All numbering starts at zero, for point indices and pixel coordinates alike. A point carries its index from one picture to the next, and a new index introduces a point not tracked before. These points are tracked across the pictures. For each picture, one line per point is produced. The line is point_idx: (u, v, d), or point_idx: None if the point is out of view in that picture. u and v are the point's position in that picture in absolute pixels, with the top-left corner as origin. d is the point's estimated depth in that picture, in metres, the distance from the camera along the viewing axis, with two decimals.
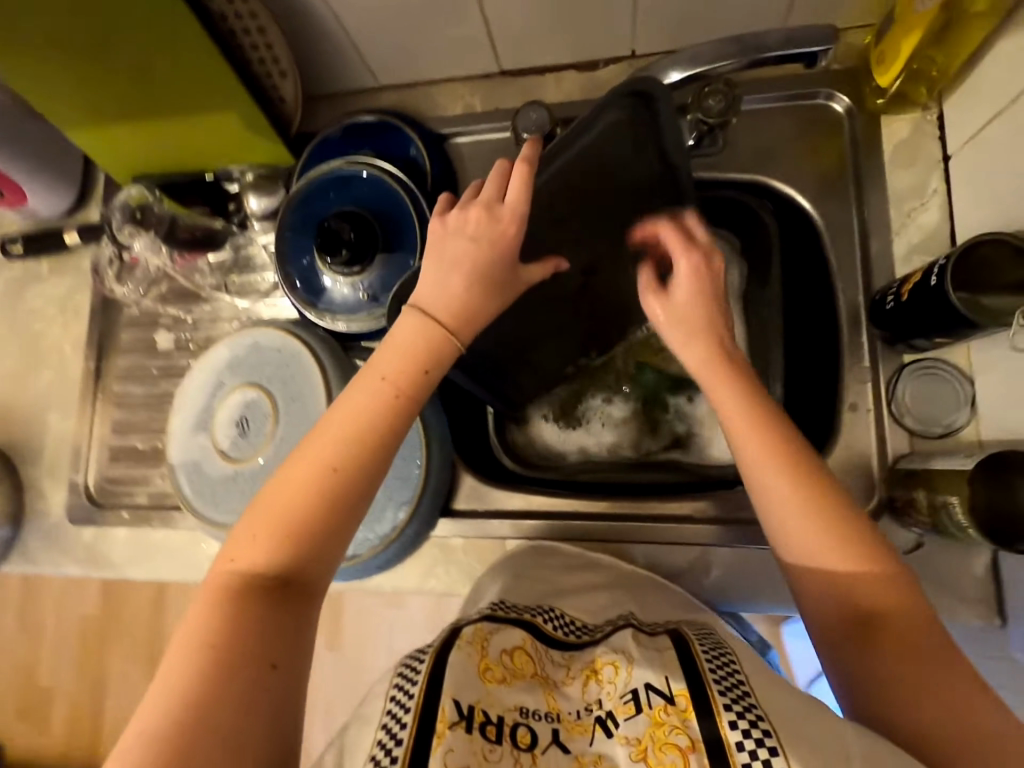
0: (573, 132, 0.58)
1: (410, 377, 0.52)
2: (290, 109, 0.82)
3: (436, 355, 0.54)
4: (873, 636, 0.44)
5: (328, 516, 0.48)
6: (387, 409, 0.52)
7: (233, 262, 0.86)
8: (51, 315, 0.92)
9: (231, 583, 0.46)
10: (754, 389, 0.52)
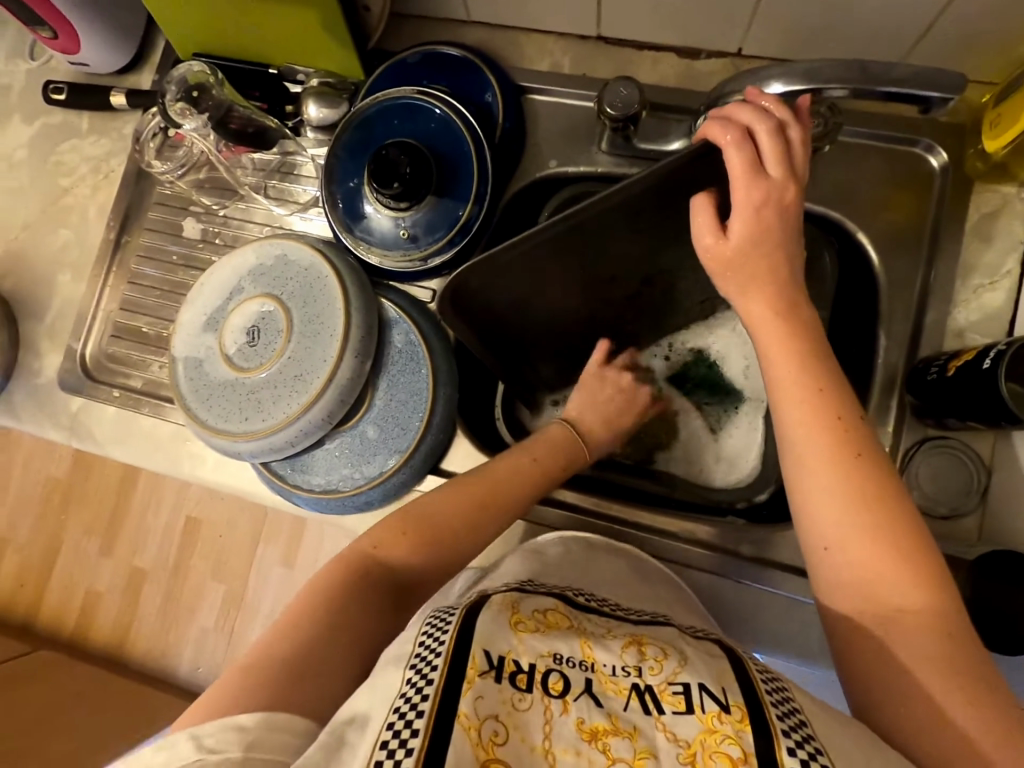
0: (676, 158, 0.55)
1: (551, 463, 0.67)
2: (374, 21, 0.78)
3: (566, 458, 0.69)
4: (894, 642, 0.46)
5: (474, 541, 0.61)
6: (535, 480, 0.65)
7: (278, 166, 0.83)
8: (81, 174, 0.89)
9: (363, 567, 0.56)
10: (839, 401, 0.51)
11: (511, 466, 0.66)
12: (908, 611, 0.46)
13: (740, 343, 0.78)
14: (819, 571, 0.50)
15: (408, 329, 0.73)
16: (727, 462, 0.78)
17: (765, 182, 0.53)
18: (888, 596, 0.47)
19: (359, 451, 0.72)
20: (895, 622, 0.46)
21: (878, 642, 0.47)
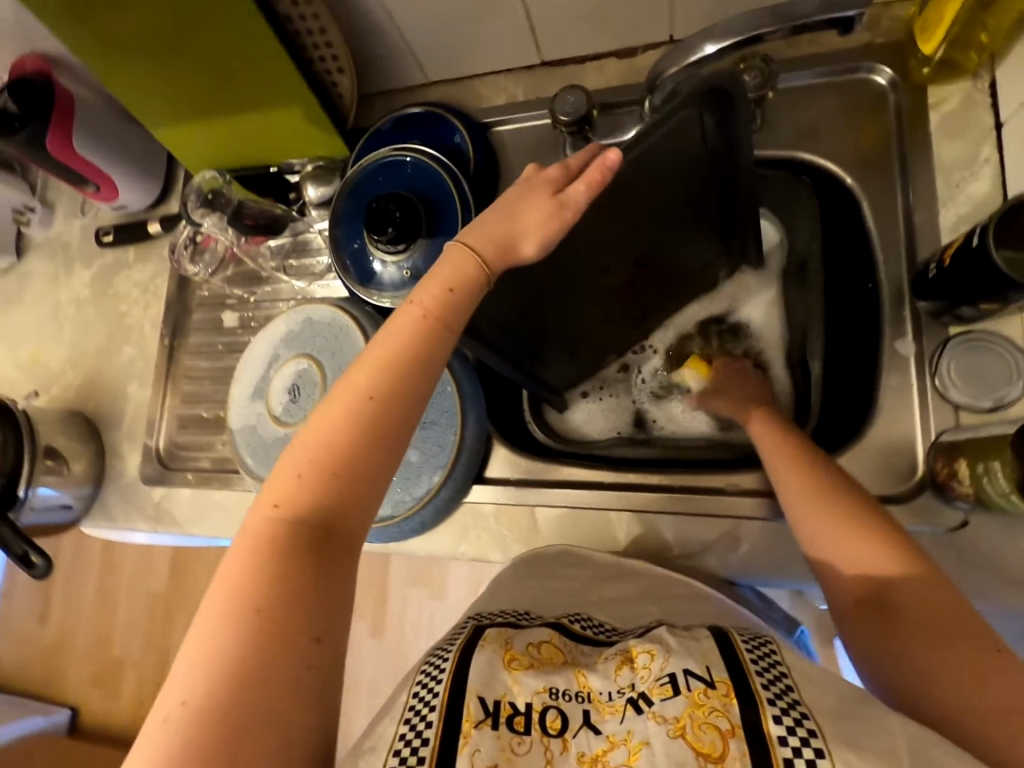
0: (650, 125, 0.53)
1: (438, 299, 0.55)
2: (347, 103, 0.88)
3: (461, 277, 0.56)
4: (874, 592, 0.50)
5: (385, 429, 0.52)
6: (427, 332, 0.55)
7: (292, 247, 0.94)
8: (135, 297, 1.03)
9: (275, 533, 0.48)
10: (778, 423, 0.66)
11: (388, 341, 0.55)
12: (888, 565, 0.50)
13: (743, 300, 0.81)
14: (813, 553, 0.54)
15: None
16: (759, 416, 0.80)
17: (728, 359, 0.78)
18: (868, 563, 0.51)
19: (403, 474, 0.75)
20: (884, 580, 0.50)
21: (870, 598, 0.50)
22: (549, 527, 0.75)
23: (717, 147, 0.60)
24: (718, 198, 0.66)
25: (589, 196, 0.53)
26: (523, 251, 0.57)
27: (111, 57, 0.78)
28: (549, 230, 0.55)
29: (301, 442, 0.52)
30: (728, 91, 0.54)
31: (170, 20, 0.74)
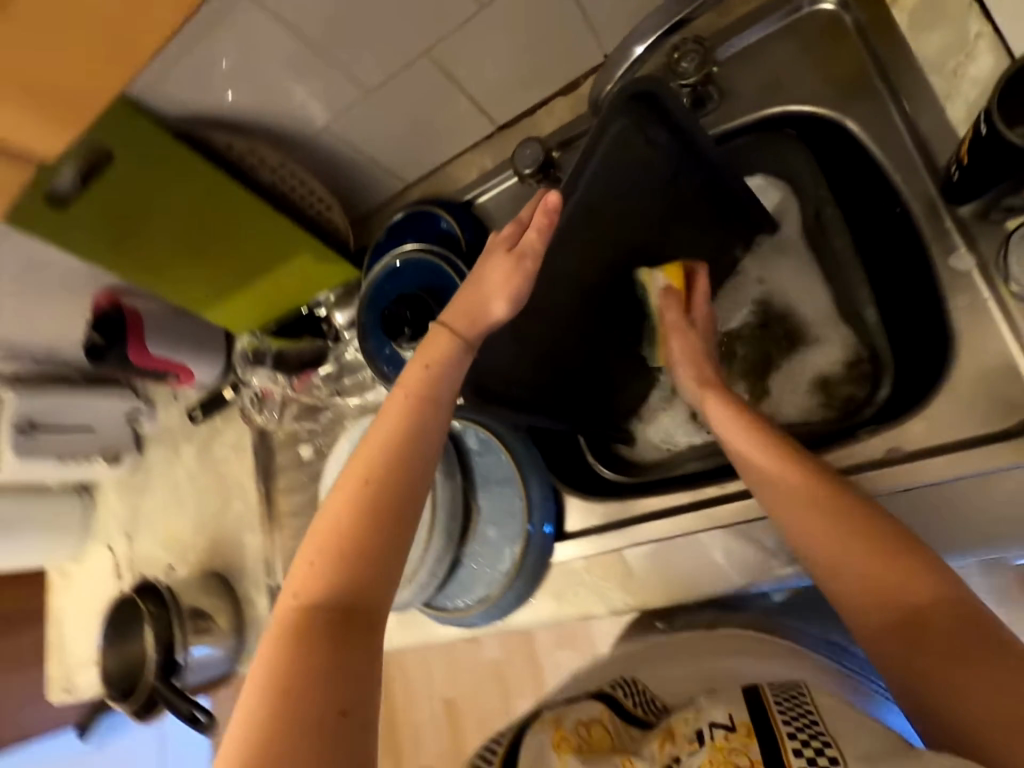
0: (585, 152, 0.54)
1: (416, 377, 0.56)
2: (344, 231, 0.97)
3: (435, 350, 0.57)
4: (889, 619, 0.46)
5: (390, 509, 0.52)
6: (414, 411, 0.55)
7: (337, 372, 1.01)
8: (230, 457, 1.16)
9: (295, 619, 0.48)
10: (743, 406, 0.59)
11: (379, 428, 0.56)
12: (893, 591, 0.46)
13: (769, 269, 0.74)
14: (825, 560, 0.50)
15: (473, 427, 0.81)
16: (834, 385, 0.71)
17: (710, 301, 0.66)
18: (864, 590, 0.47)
19: (487, 553, 0.78)
20: (896, 603, 0.46)
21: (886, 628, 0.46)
22: (643, 567, 0.71)
23: (668, 148, 0.59)
24: (693, 187, 0.64)
25: (542, 239, 0.55)
26: (495, 311, 0.57)
27: (147, 269, 0.91)
28: (515, 285, 0.56)
29: (314, 533, 0.52)
30: (651, 91, 0.54)
31: (179, 222, 0.85)
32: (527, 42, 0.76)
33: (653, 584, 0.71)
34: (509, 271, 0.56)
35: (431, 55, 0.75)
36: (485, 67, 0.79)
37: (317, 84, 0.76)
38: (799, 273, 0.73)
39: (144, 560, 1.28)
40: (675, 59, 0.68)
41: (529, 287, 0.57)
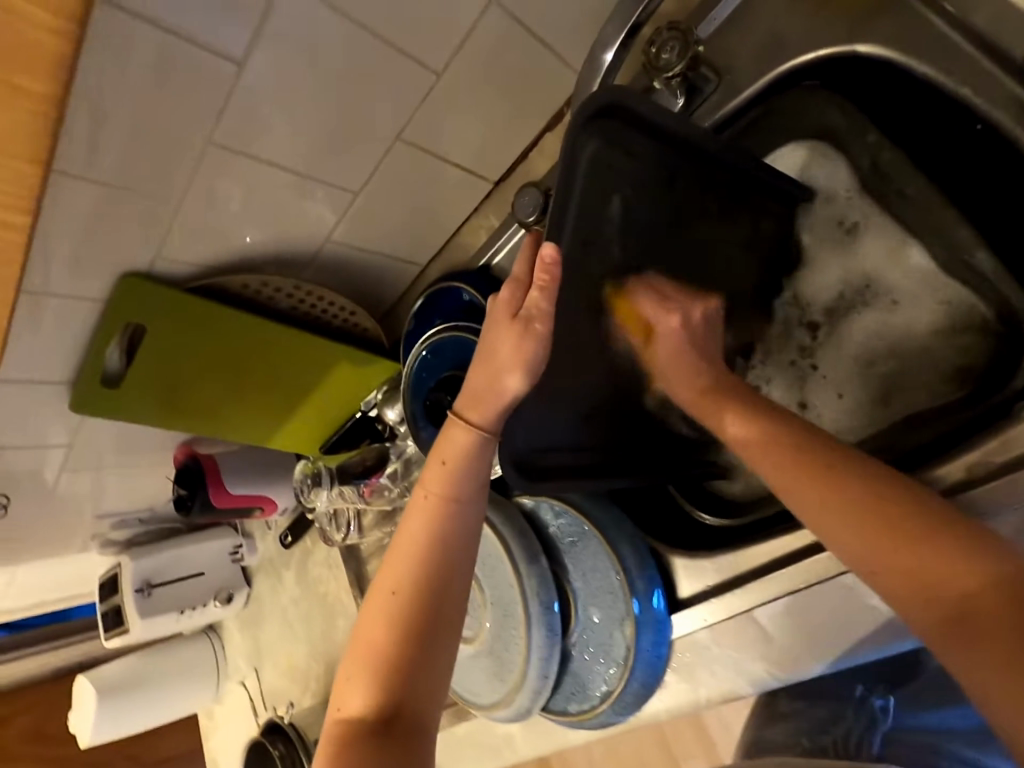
0: (561, 185, 0.47)
1: (434, 475, 0.54)
2: (374, 331, 0.96)
3: (450, 445, 0.54)
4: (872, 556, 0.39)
5: (420, 614, 0.53)
6: (440, 513, 0.54)
7: (403, 469, 0.94)
8: (328, 575, 1.15)
9: (338, 734, 0.50)
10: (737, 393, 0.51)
11: (405, 530, 0.55)
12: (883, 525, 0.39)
13: (824, 245, 0.63)
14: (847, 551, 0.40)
15: (548, 502, 0.73)
16: (943, 356, 0.59)
17: (673, 306, 0.54)
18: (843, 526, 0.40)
19: (597, 642, 0.69)
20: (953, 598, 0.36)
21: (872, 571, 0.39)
22: (781, 628, 0.59)
23: (656, 152, 0.51)
24: (701, 184, 0.54)
25: (548, 298, 0.48)
26: (512, 388, 0.50)
27: (203, 416, 0.93)
28: (527, 356, 0.49)
29: (354, 642, 0.54)
30: (614, 100, 0.47)
31: (218, 368, 0.88)
32: (497, 92, 0.73)
33: (802, 648, 0.58)
34: (517, 344, 0.49)
35: (404, 138, 0.74)
36: (461, 130, 0.76)
37: (307, 200, 0.77)
38: (869, 241, 0.61)
39: (274, 692, 1.30)
40: (653, 54, 0.61)
41: (545, 354, 0.50)
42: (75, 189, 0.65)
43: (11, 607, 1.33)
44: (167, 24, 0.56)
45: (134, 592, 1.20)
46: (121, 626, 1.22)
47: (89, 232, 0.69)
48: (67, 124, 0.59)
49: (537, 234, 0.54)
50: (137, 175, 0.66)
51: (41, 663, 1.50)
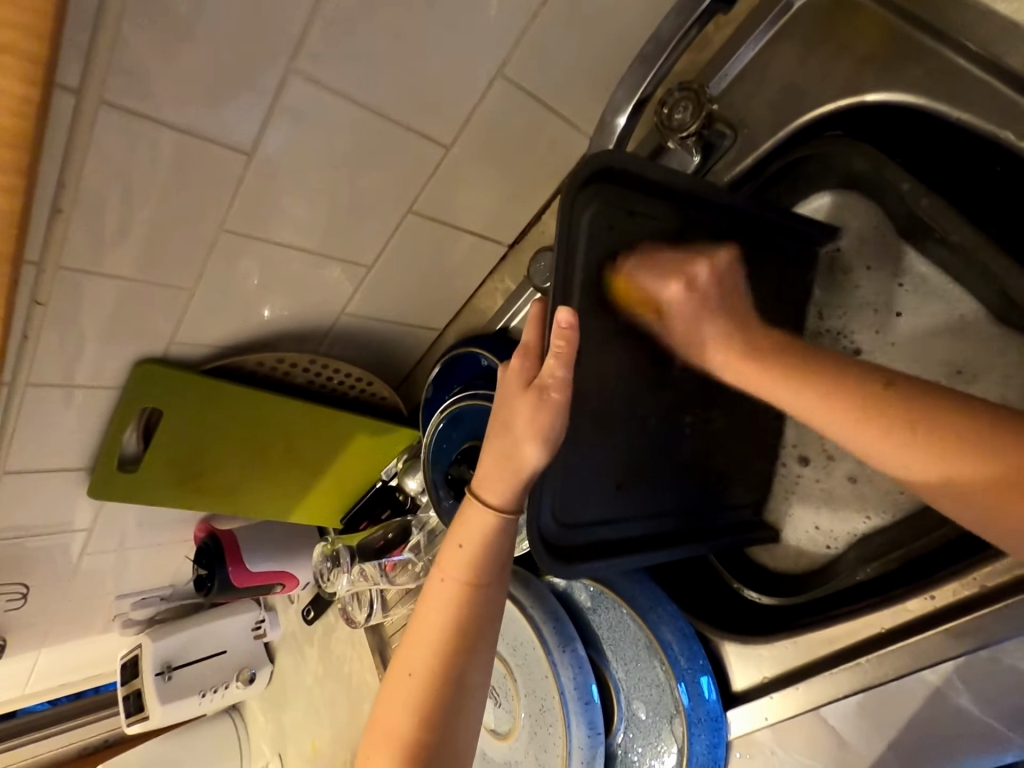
0: (565, 255, 0.45)
1: (453, 560, 0.50)
2: (392, 399, 0.94)
3: (466, 528, 0.50)
4: (852, 399, 0.40)
5: (444, 699, 0.49)
6: (463, 599, 0.50)
7: (425, 542, 0.88)
8: (351, 653, 1.10)
9: None
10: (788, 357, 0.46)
11: (423, 612, 0.51)
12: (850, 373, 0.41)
13: (854, 297, 0.61)
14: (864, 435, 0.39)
15: (582, 581, 0.68)
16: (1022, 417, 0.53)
17: (677, 271, 0.48)
18: (814, 386, 0.42)
19: (644, 740, 0.63)
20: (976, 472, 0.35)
21: (853, 424, 0.40)
22: (854, 730, 0.53)
23: (664, 215, 0.49)
24: (711, 235, 0.52)
25: (564, 367, 0.44)
26: (529, 460, 0.46)
27: (221, 491, 0.90)
28: (544, 428, 0.45)
29: (374, 729, 0.50)
30: (612, 167, 0.45)
31: (235, 446, 0.86)
32: (506, 160, 0.72)
33: (883, 755, 0.52)
34: (533, 412, 0.45)
35: (416, 209, 0.74)
36: (472, 197, 0.75)
37: (322, 275, 0.77)
38: (907, 291, 0.58)
39: None
40: (666, 113, 0.60)
41: (564, 424, 0.46)
42: (95, 282, 0.65)
43: (33, 691, 1.29)
44: (181, 124, 0.57)
45: (155, 675, 1.15)
46: (142, 712, 1.16)
47: (111, 321, 0.69)
48: (81, 224, 0.60)
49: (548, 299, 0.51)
50: (156, 264, 0.67)
51: (64, 747, 1.45)
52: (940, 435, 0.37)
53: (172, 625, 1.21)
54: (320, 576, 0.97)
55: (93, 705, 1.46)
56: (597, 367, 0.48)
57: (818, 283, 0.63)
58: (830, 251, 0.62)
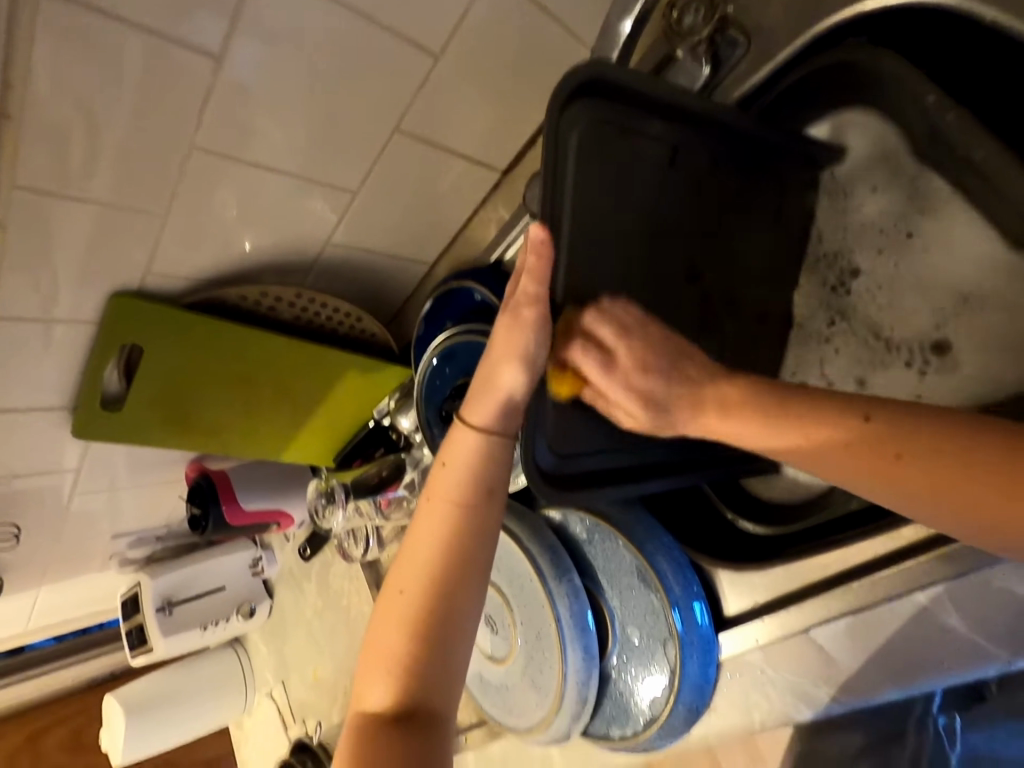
0: (550, 161, 0.43)
1: (441, 481, 0.50)
2: (383, 337, 0.91)
3: (454, 447, 0.50)
4: (829, 433, 0.38)
5: (438, 615, 0.49)
6: (455, 519, 0.49)
7: (419, 479, 0.88)
8: (349, 587, 1.13)
9: (360, 731, 0.47)
10: (758, 398, 0.41)
11: (414, 533, 0.51)
12: (819, 404, 0.39)
13: (856, 218, 0.58)
14: (843, 469, 0.37)
15: (578, 514, 0.69)
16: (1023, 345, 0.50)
17: (597, 329, 0.45)
18: (789, 420, 0.39)
19: (637, 662, 0.65)
20: (971, 495, 0.33)
21: (840, 456, 0.37)
22: (842, 649, 0.55)
23: (661, 132, 0.49)
24: (709, 159, 0.52)
25: (535, 281, 0.45)
26: (504, 378, 0.48)
27: (206, 428, 0.88)
28: (519, 345, 0.47)
29: (369, 647, 0.51)
30: (603, 76, 0.44)
31: (220, 383, 0.83)
32: (499, 72, 0.66)
33: (870, 672, 0.54)
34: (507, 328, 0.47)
35: (403, 129, 0.68)
36: (464, 116, 0.70)
37: (304, 201, 0.72)
38: (908, 211, 0.56)
39: (301, 707, 1.27)
40: (675, 18, 0.57)
41: (541, 341, 0.46)
42: (60, 206, 0.61)
43: (36, 627, 1.31)
44: (136, 20, 0.51)
45: (155, 610, 1.17)
46: (145, 645, 1.19)
47: (80, 250, 0.65)
48: (32, 137, 0.55)
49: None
50: (125, 187, 0.62)
51: (72, 679, 1.49)
52: (926, 463, 0.35)
53: (169, 563, 1.22)
54: (315, 513, 0.98)
55: (96, 641, 1.49)
56: (592, 288, 0.47)
57: (821, 208, 0.61)
58: (829, 175, 0.60)
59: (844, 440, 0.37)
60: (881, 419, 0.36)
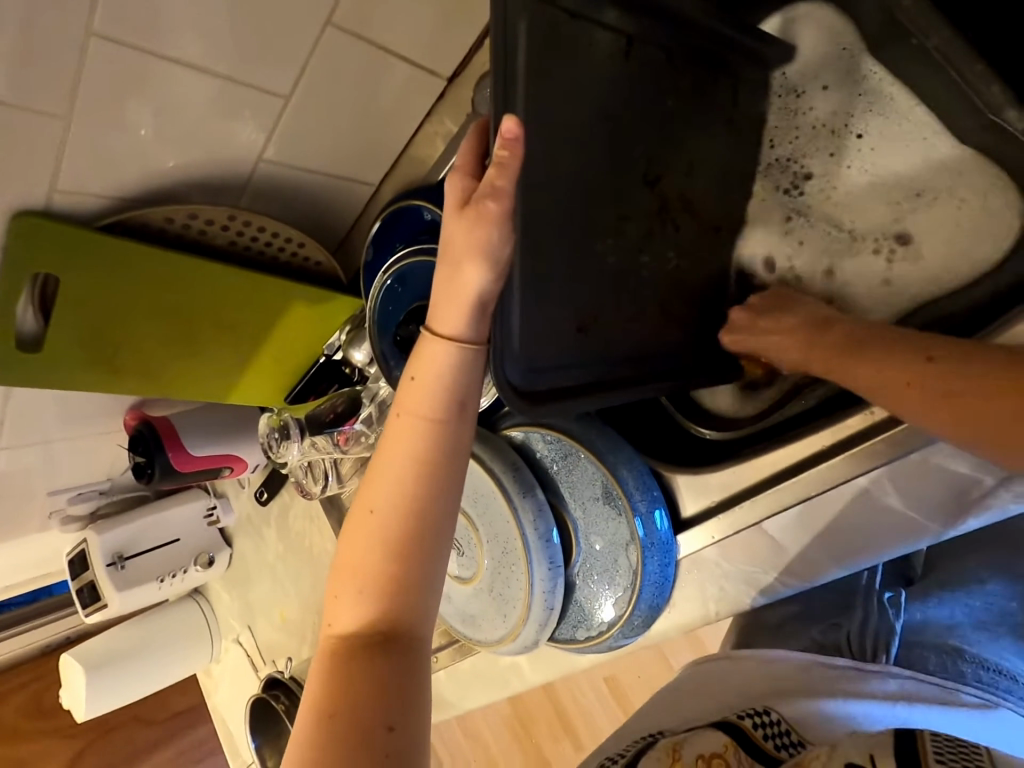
0: (502, 55, 0.41)
1: (408, 395, 0.48)
2: (330, 267, 0.86)
3: (420, 360, 0.48)
4: (926, 371, 0.44)
5: (410, 530, 0.49)
6: (424, 433, 0.48)
7: (377, 413, 0.85)
8: (311, 527, 1.11)
9: (335, 645, 0.48)
10: (869, 349, 0.47)
11: (383, 449, 0.49)
12: (919, 347, 0.45)
13: (808, 120, 0.58)
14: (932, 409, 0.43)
15: (540, 433, 0.69)
16: (964, 245, 0.53)
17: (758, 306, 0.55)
18: (892, 359, 0.46)
19: (600, 569, 0.67)
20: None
21: (929, 391, 0.44)
22: (790, 538, 0.58)
23: (615, 19, 0.46)
24: (667, 48, 0.49)
25: (502, 175, 0.42)
26: (470, 280, 0.45)
27: (144, 367, 0.82)
28: (486, 245, 0.44)
29: (343, 565, 0.50)
30: None
31: (154, 318, 0.77)
32: None
33: (814, 555, 0.57)
34: (470, 227, 0.44)
35: (336, 23, 0.62)
36: (402, 10, 0.64)
37: (230, 109, 0.65)
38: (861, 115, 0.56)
39: (270, 648, 1.27)
40: None
41: (505, 239, 0.44)
42: None
43: None
44: None
45: (106, 565, 1.12)
46: (99, 601, 1.16)
47: None
48: None
49: (486, 122, 0.48)
50: (16, 84, 0.54)
51: (24, 644, 1.44)
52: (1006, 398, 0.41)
53: (117, 518, 1.17)
54: (268, 451, 0.94)
55: (47, 605, 1.43)
56: (550, 188, 0.46)
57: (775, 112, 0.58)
58: (780, 77, 0.58)
59: (926, 377, 0.44)
60: (972, 362, 0.43)
